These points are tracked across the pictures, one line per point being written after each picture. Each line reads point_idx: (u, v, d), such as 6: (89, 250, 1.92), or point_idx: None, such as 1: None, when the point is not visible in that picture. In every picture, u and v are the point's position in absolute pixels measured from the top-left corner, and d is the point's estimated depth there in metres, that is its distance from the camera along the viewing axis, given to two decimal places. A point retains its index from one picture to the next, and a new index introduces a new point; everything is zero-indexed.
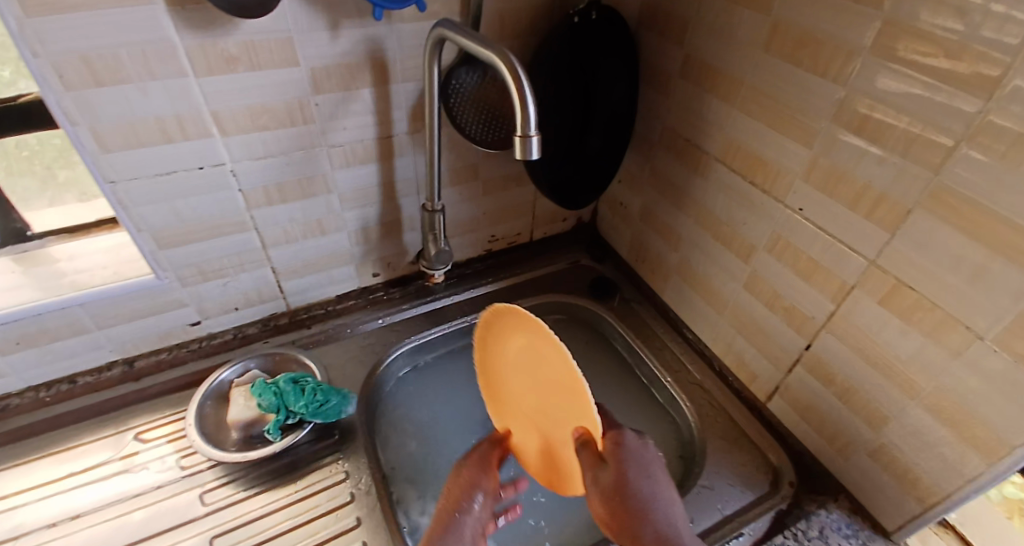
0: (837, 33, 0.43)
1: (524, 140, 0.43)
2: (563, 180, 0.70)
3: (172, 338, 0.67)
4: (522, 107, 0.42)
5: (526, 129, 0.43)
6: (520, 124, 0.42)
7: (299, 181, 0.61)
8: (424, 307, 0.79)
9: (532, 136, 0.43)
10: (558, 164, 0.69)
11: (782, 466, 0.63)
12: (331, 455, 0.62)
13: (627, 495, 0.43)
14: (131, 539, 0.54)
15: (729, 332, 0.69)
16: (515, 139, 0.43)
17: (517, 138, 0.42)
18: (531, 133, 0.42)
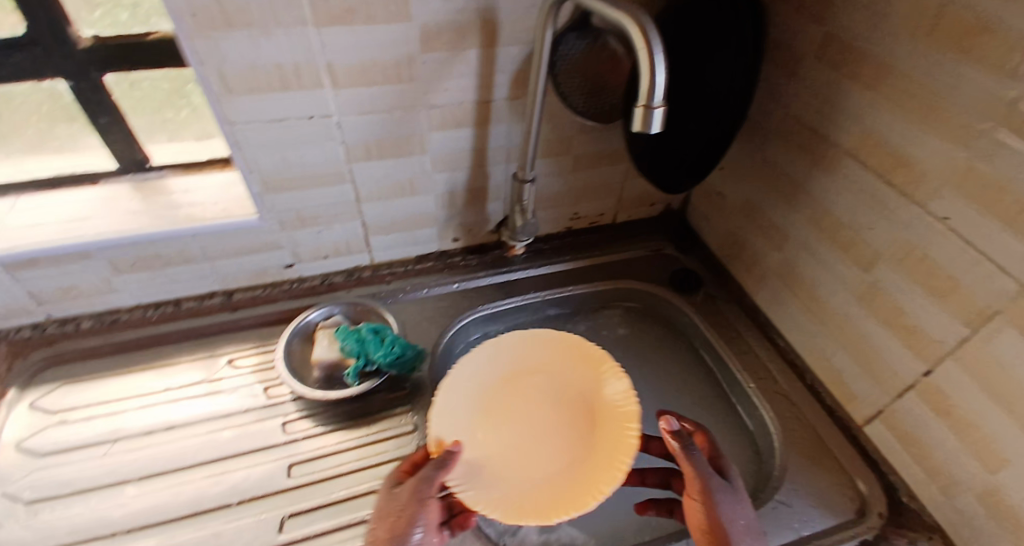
0: (1016, 19, 0.37)
1: (646, 111, 0.39)
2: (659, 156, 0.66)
3: (267, 277, 0.71)
4: (650, 76, 0.38)
5: (650, 99, 0.39)
6: (643, 94, 0.39)
7: (397, 139, 0.62)
8: (499, 278, 0.79)
9: (656, 107, 0.39)
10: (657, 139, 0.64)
11: (871, 495, 0.57)
12: (402, 407, 0.64)
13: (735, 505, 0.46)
14: (219, 454, 0.59)
15: (828, 345, 0.64)
16: (636, 108, 0.40)
17: (638, 108, 0.40)
18: (655, 104, 0.39)
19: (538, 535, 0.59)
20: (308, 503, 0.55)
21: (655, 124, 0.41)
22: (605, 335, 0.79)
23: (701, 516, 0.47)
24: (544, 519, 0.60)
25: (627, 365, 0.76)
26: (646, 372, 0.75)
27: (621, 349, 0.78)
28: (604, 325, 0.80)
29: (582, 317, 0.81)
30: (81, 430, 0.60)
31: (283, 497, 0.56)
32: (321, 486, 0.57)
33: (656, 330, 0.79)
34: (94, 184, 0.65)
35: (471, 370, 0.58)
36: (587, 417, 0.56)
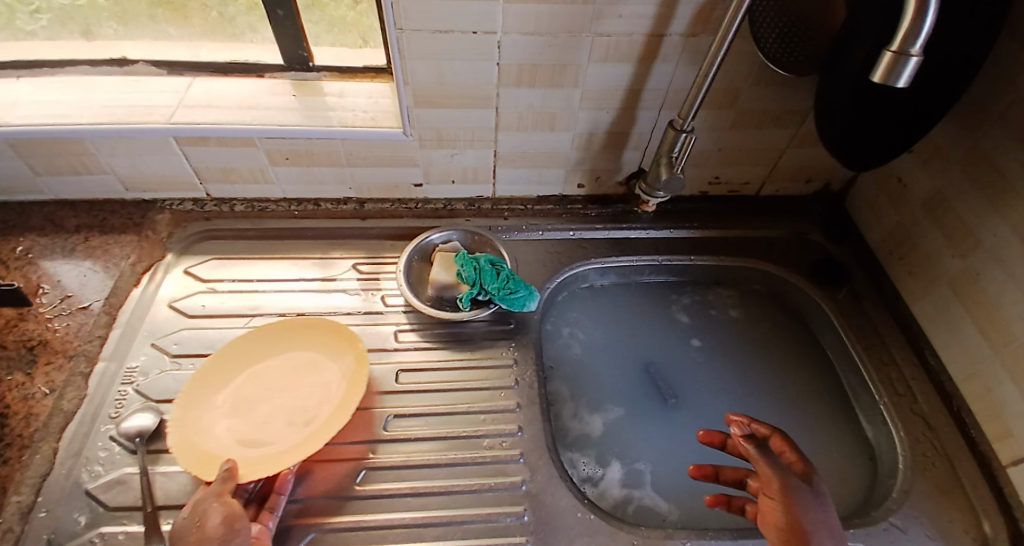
0: None
1: (899, 57, 0.34)
2: (864, 126, 0.54)
3: (397, 193, 0.73)
4: (917, 15, 0.33)
5: (907, 44, 0.34)
6: (900, 38, 0.34)
7: (553, 67, 0.58)
8: (616, 234, 0.75)
9: (912, 55, 0.34)
10: (864, 102, 0.52)
11: (994, 538, 0.51)
12: (504, 340, 0.65)
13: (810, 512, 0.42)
14: None
15: (998, 374, 0.54)
16: (883, 54, 0.35)
17: (889, 54, 0.34)
18: (913, 51, 0.34)
19: (619, 489, 0.60)
20: (411, 408, 0.58)
21: (904, 76, 0.35)
22: (712, 316, 0.74)
23: (779, 515, 0.43)
24: (626, 475, 0.61)
25: (737, 348, 0.72)
26: (755, 360, 0.71)
27: (733, 331, 0.73)
28: (712, 304, 0.75)
29: (695, 290, 0.76)
30: (223, 300, 0.67)
31: (390, 398, 0.59)
32: (423, 395, 0.59)
33: (770, 319, 0.74)
34: (260, 76, 0.68)
35: (310, 345, 0.61)
36: (248, 400, 0.57)
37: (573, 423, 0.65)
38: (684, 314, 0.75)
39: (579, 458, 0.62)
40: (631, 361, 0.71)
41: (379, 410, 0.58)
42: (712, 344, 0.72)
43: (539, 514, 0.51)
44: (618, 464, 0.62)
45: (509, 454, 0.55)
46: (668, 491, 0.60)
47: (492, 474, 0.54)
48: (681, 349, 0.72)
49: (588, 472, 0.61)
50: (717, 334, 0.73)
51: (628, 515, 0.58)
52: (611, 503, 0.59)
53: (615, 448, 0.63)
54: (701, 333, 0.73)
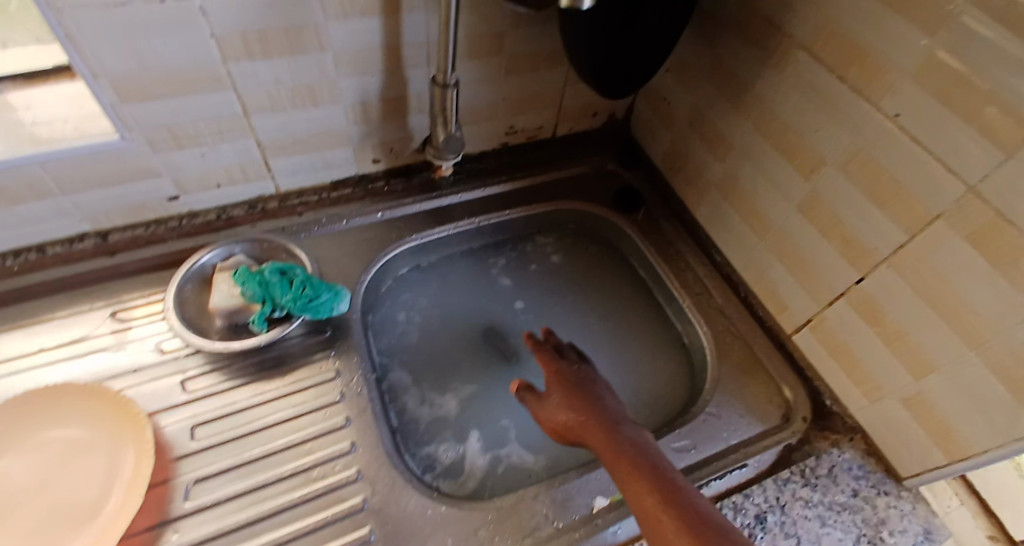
0: None
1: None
2: (607, 62, 0.54)
3: (146, 213, 0.60)
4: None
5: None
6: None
7: (285, 30, 0.49)
8: (429, 205, 0.71)
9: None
10: (599, 36, 0.51)
11: (796, 400, 0.59)
12: (322, 352, 0.58)
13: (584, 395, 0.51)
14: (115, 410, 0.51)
15: (767, 258, 0.62)
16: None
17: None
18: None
19: (482, 458, 0.59)
20: (216, 466, 0.50)
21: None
22: (531, 270, 0.75)
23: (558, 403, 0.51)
24: (484, 441, 0.60)
25: (567, 288, 0.74)
26: (584, 293, 0.73)
27: (558, 275, 0.75)
28: (533, 259, 0.75)
29: (512, 245, 0.76)
30: None
31: (190, 460, 0.50)
32: (230, 446, 0.52)
33: (587, 258, 0.76)
34: None
35: (66, 424, 0.50)
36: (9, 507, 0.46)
37: (422, 411, 0.61)
38: (506, 276, 0.74)
39: (436, 447, 0.59)
40: (470, 331, 0.69)
41: (175, 481, 0.49)
42: (534, 298, 0.73)
43: (387, 528, 0.48)
44: (474, 434, 0.61)
45: (343, 476, 0.51)
46: (533, 444, 0.61)
47: (329, 504, 0.49)
48: (506, 311, 0.71)
49: (447, 458, 0.59)
50: (534, 286, 0.73)
51: (494, 483, 0.57)
52: (478, 475, 0.58)
53: (477, 420, 0.62)
54: (522, 292, 0.73)
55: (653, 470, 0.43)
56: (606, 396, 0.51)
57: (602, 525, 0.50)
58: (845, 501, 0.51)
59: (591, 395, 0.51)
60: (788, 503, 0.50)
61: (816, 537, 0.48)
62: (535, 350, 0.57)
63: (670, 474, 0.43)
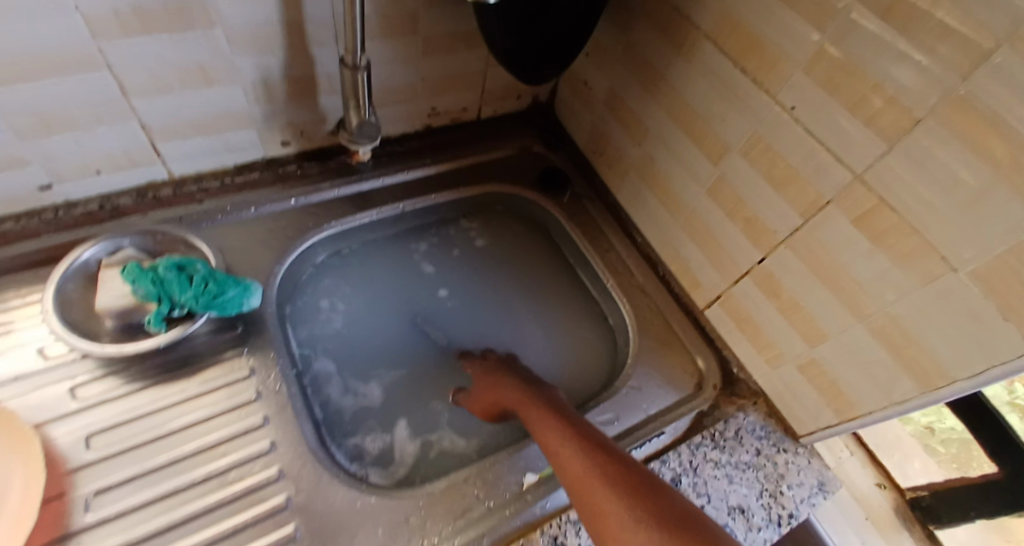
0: None
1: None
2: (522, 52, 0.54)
3: (20, 205, 0.53)
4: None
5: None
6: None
7: (165, 4, 0.44)
8: (349, 190, 0.68)
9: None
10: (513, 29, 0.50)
11: (707, 370, 0.63)
12: (233, 351, 0.55)
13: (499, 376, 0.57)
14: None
15: (681, 238, 0.65)
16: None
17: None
18: None
19: (411, 443, 0.59)
20: (114, 478, 0.46)
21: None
22: (455, 255, 0.74)
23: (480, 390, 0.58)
24: (412, 426, 0.60)
25: (495, 272, 0.74)
26: (512, 276, 0.74)
27: (483, 261, 0.74)
28: (455, 242, 0.75)
29: (435, 229, 0.75)
30: None
31: (82, 474, 0.46)
32: (130, 456, 0.48)
33: (511, 243, 0.76)
34: None
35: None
36: None
37: (345, 402, 0.60)
38: (429, 262, 0.73)
39: (364, 438, 0.58)
40: (395, 319, 0.67)
41: (73, 495, 0.45)
42: (458, 285, 0.72)
43: (313, 524, 0.47)
44: (405, 421, 0.60)
45: (262, 476, 0.49)
46: (463, 425, 0.61)
47: (248, 506, 0.47)
48: (430, 298, 0.70)
49: (375, 448, 0.57)
50: (458, 271, 0.73)
51: (424, 467, 0.57)
52: (409, 461, 0.57)
53: (405, 409, 0.61)
54: (446, 281, 0.72)
55: (565, 425, 0.48)
56: (522, 373, 0.57)
57: (532, 501, 0.51)
58: (749, 460, 0.55)
59: (507, 376, 0.57)
60: (700, 465, 0.54)
61: (723, 495, 0.52)
62: (462, 356, 0.63)
63: (582, 426, 0.48)
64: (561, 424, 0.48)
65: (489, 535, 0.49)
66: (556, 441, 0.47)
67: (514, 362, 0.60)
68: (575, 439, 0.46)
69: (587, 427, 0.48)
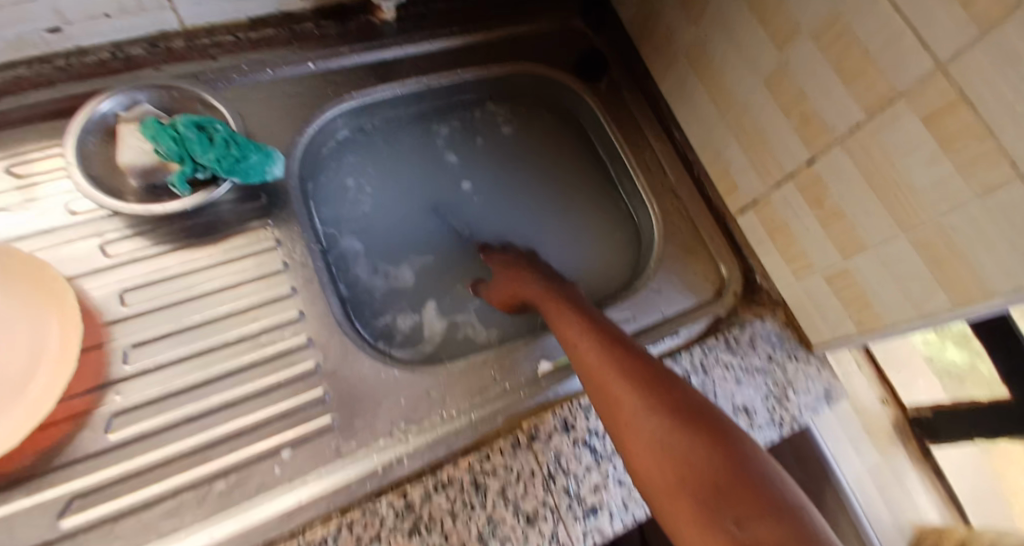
0: None
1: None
2: None
3: (26, 50, 0.50)
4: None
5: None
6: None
7: None
8: (371, 57, 0.63)
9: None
10: None
11: (730, 277, 0.63)
12: (258, 220, 0.54)
13: (519, 269, 0.57)
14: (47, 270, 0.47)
15: (725, 136, 0.60)
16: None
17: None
18: None
19: (439, 322, 0.61)
20: (154, 332, 0.49)
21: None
22: (478, 144, 0.70)
23: (499, 281, 0.58)
24: (440, 307, 0.62)
25: (520, 165, 0.71)
26: (537, 169, 0.71)
27: (509, 150, 0.71)
28: (478, 131, 0.71)
29: (462, 112, 0.71)
30: None
31: (124, 325, 0.49)
32: (168, 313, 0.50)
33: (541, 139, 0.72)
34: None
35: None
36: None
37: (375, 281, 0.61)
38: (451, 151, 0.69)
39: (392, 317, 0.60)
40: (416, 205, 0.66)
41: (110, 345, 0.47)
42: (482, 176, 0.70)
43: (339, 389, 0.50)
44: (432, 302, 0.62)
45: (293, 342, 0.51)
46: (485, 316, 0.62)
47: (281, 368, 0.50)
48: (453, 190, 0.68)
49: (406, 325, 0.60)
50: (479, 162, 0.70)
51: (451, 346, 0.60)
52: (438, 340, 0.60)
53: (433, 290, 0.62)
54: (470, 173, 0.69)
55: (584, 321, 0.48)
56: (543, 268, 0.57)
57: (545, 386, 0.53)
58: (761, 365, 0.56)
59: (527, 270, 0.56)
60: (711, 366, 0.54)
61: (730, 395, 0.53)
62: (483, 249, 0.63)
63: (601, 322, 0.48)
64: (581, 319, 0.48)
65: (502, 413, 0.51)
66: (575, 334, 0.47)
67: (536, 259, 0.59)
68: (593, 333, 0.46)
69: (606, 324, 0.48)
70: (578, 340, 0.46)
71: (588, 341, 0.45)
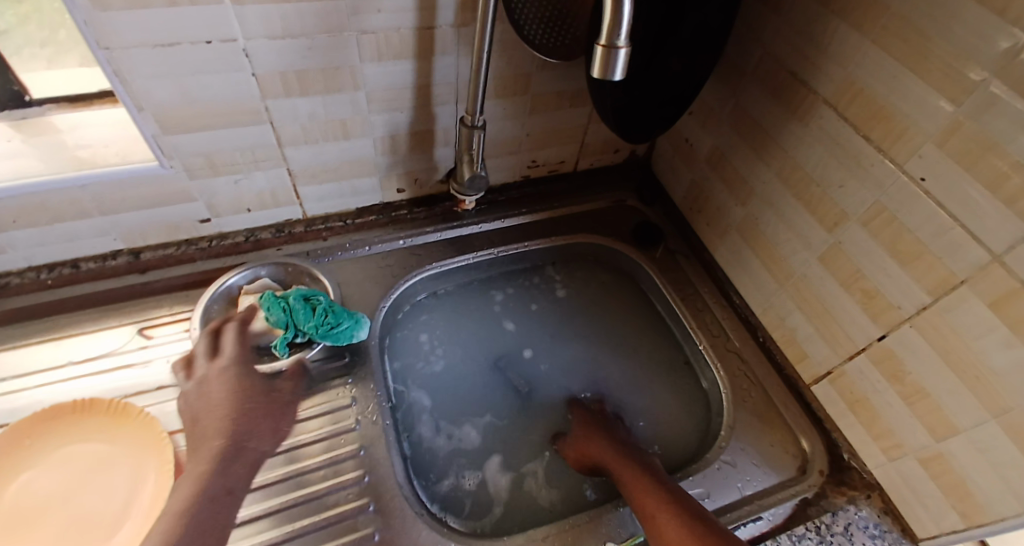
0: None
1: (608, 52, 0.35)
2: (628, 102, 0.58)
3: (179, 234, 0.62)
4: (614, 10, 0.33)
5: (612, 39, 0.34)
6: (605, 32, 0.34)
7: (322, 70, 0.52)
8: (451, 233, 0.73)
9: (619, 48, 0.35)
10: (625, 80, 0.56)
11: (813, 452, 0.59)
12: (341, 378, 0.59)
13: (595, 428, 0.58)
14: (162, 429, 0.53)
15: (786, 305, 0.62)
16: (595, 49, 0.35)
17: (599, 49, 0.34)
18: (618, 44, 0.34)
19: (504, 478, 0.60)
20: None
21: (617, 69, 0.36)
22: (532, 310, 0.74)
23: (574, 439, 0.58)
24: (506, 462, 0.61)
25: (580, 322, 0.74)
26: (597, 327, 0.73)
27: (561, 310, 0.74)
28: (536, 293, 0.75)
29: (519, 278, 0.76)
30: None
31: None
32: None
33: (592, 297, 0.76)
34: None
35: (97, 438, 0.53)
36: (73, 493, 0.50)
37: (439, 442, 0.61)
38: (509, 318, 0.72)
39: (456, 479, 0.59)
40: (478, 366, 0.68)
41: None
42: (541, 339, 0.72)
43: None
44: (497, 458, 0.61)
45: (354, 506, 0.51)
46: (552, 476, 0.60)
47: (341, 534, 0.49)
48: (512, 348, 0.70)
49: (472, 487, 0.59)
50: (535, 326, 0.73)
51: (516, 509, 0.57)
52: (505, 499, 0.58)
53: (500, 447, 0.62)
54: (527, 336, 0.72)
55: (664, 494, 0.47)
56: (617, 431, 0.58)
57: None
58: None
59: (601, 431, 0.57)
60: None
61: None
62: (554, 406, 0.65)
63: (681, 497, 0.47)
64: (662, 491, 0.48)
65: None
66: (656, 506, 0.46)
67: (609, 420, 0.60)
68: (676, 511, 0.45)
69: (686, 498, 0.47)
70: (660, 514, 0.45)
71: (670, 519, 0.45)
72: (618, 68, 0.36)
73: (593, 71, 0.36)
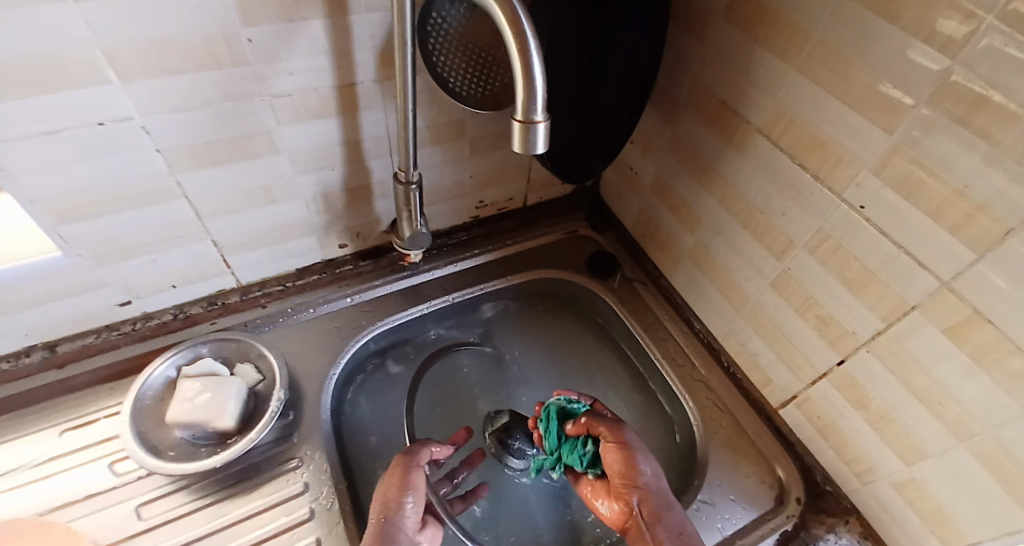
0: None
1: (526, 127, 0.34)
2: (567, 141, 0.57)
3: (97, 321, 0.57)
4: (527, 87, 0.33)
5: (529, 113, 0.34)
6: (521, 107, 0.34)
7: (234, 139, 0.48)
8: (400, 284, 0.70)
9: (538, 122, 0.34)
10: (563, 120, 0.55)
11: (789, 480, 0.58)
12: (292, 461, 0.55)
13: (630, 451, 0.50)
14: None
15: (746, 331, 0.61)
16: (513, 124, 0.35)
17: (516, 124, 0.34)
18: (536, 119, 0.34)
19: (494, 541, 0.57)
20: None
21: (538, 142, 0.35)
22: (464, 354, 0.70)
23: (613, 460, 0.50)
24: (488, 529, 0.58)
25: (544, 360, 0.71)
26: (561, 365, 0.71)
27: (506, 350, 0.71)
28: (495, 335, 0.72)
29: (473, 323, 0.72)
30: None
31: None
32: None
33: (551, 334, 0.73)
34: None
35: None
36: None
37: None
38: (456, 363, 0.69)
39: None
40: (433, 423, 0.64)
41: None
42: (505, 384, 0.69)
43: None
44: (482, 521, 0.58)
45: None
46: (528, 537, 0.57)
47: None
48: (473, 399, 0.67)
49: None
50: (487, 370, 0.70)
51: None
52: None
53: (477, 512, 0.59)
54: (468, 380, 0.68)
55: (648, 504, 0.48)
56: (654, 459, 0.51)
57: None
58: None
59: (642, 461, 0.50)
60: None
61: None
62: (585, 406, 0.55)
63: (666, 508, 0.47)
64: (652, 499, 0.48)
65: None
66: (642, 513, 0.47)
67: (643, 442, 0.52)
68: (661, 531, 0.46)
69: (673, 510, 0.47)
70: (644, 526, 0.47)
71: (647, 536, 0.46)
72: (540, 141, 0.35)
73: (514, 145, 0.36)
